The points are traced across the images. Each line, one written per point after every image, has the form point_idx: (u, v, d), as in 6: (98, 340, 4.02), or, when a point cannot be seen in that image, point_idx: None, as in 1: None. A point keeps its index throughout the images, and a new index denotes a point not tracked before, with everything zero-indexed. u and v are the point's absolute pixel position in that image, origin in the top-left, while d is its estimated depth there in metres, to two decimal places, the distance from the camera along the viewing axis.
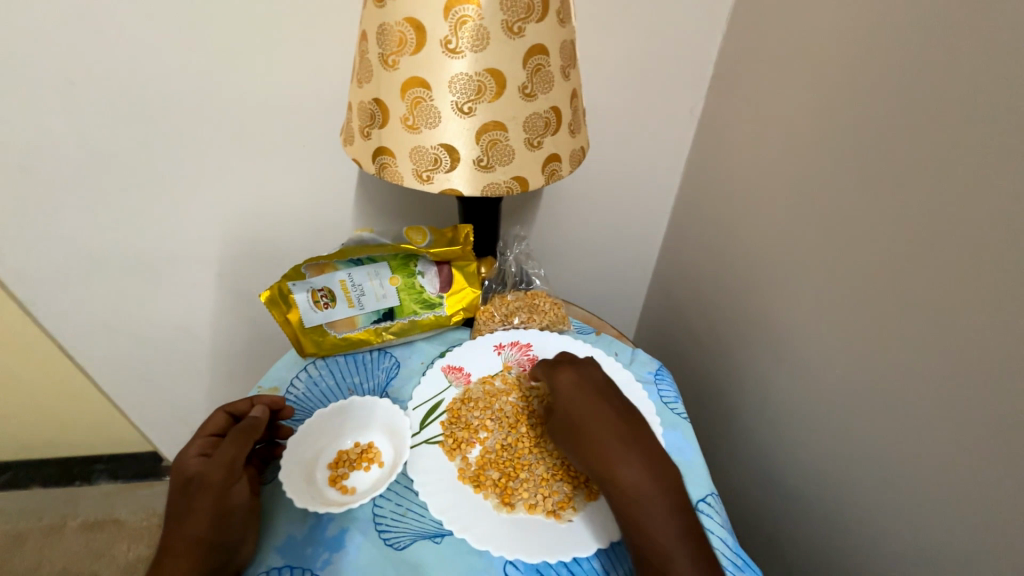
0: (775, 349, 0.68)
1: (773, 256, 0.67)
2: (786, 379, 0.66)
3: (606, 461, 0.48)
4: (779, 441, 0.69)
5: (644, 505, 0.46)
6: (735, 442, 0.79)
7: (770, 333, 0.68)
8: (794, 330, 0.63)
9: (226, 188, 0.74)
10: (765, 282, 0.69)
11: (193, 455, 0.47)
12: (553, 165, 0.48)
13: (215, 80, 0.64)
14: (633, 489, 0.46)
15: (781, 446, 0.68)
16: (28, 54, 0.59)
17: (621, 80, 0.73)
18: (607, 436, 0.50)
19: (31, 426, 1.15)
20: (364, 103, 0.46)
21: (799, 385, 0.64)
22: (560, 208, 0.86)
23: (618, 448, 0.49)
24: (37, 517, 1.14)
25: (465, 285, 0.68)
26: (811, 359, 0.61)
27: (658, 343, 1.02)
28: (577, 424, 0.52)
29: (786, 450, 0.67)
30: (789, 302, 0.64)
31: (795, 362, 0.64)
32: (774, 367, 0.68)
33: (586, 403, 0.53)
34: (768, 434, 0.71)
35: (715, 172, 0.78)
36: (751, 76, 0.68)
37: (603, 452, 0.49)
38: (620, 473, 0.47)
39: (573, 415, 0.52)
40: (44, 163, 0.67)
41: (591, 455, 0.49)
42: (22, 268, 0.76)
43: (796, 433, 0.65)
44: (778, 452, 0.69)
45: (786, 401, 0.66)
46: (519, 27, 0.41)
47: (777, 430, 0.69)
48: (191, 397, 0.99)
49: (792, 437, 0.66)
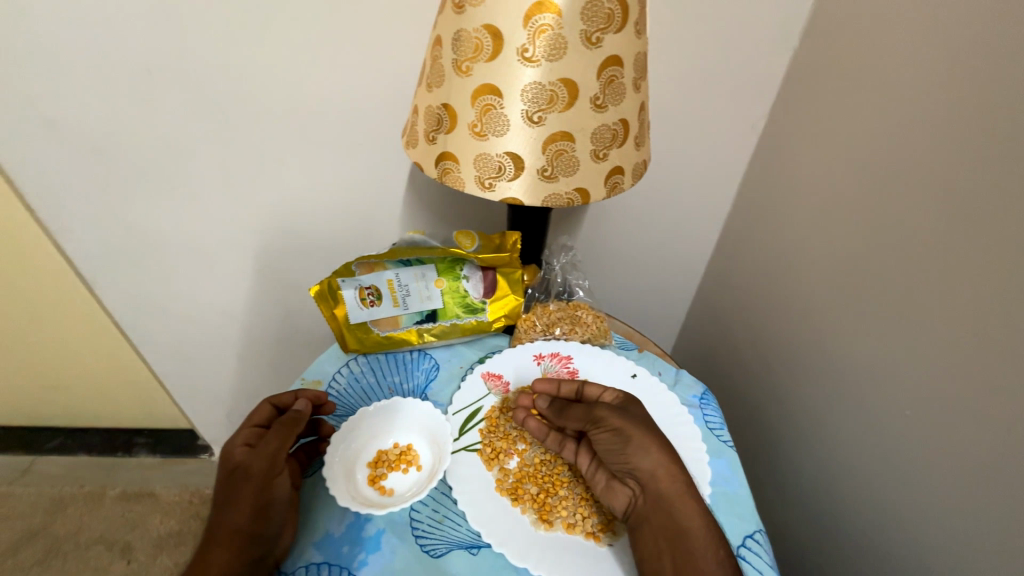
0: (836, 384, 0.64)
1: (838, 284, 0.63)
2: (846, 415, 0.62)
3: (663, 478, 0.48)
4: (834, 482, 0.64)
5: (696, 528, 0.45)
6: (784, 475, 0.75)
7: (830, 366, 0.64)
8: (859, 365, 0.60)
9: (284, 183, 0.76)
10: (826, 311, 0.65)
11: (238, 444, 0.47)
12: (616, 178, 0.47)
13: (280, 78, 0.66)
14: (685, 509, 0.46)
15: (837, 486, 0.64)
16: (108, 46, 0.61)
17: (680, 95, 0.71)
18: (659, 458, 0.48)
19: (77, 402, 1.20)
20: (431, 108, 0.46)
21: (861, 423, 0.60)
22: (608, 219, 0.84)
23: (674, 466, 0.48)
24: (79, 484, 1.22)
25: (508, 292, 0.68)
26: (877, 398, 0.57)
27: (699, 362, 0.99)
28: (636, 434, 0.49)
29: (843, 491, 0.63)
30: (853, 336, 0.60)
31: (857, 399, 0.60)
32: (832, 401, 0.64)
33: (638, 414, 0.52)
34: (820, 468, 0.67)
35: (773, 192, 0.75)
36: (824, 95, 0.65)
37: (659, 469, 0.48)
38: (676, 493, 0.47)
39: (627, 426, 0.50)
40: (119, 150, 0.70)
41: (648, 467, 0.48)
42: (94, 248, 0.80)
43: (855, 475, 0.61)
44: (832, 492, 0.65)
45: (845, 438, 0.62)
46: (597, 37, 0.40)
47: (832, 470, 0.65)
48: (231, 381, 1.03)
49: (849, 476, 0.62)
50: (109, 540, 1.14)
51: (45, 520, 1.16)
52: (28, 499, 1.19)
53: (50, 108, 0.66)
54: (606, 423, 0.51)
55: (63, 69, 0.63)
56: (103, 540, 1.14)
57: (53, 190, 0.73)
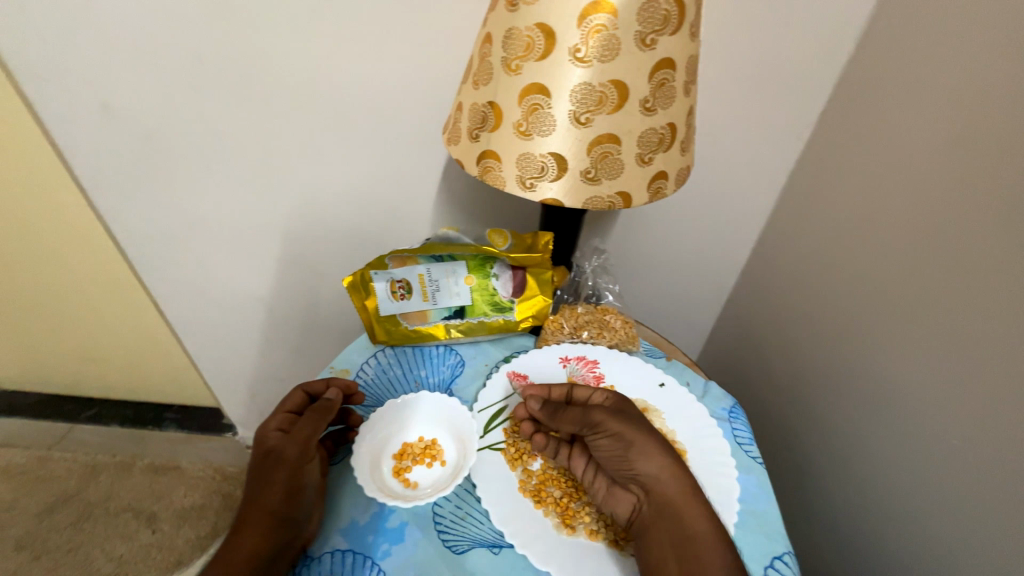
0: (879, 409, 0.61)
1: (887, 305, 0.59)
2: (888, 443, 0.59)
3: (667, 482, 0.49)
4: (871, 509, 0.62)
5: (703, 531, 0.46)
6: (814, 498, 0.72)
7: (874, 390, 0.61)
8: (909, 393, 0.56)
9: (323, 172, 0.75)
10: (873, 332, 0.62)
11: (273, 429, 0.50)
12: (659, 183, 0.46)
13: (327, 68, 0.65)
14: (691, 512, 0.47)
15: (877, 514, 0.61)
16: (158, 29, 0.61)
17: (729, 99, 0.68)
18: (662, 460, 0.50)
19: (114, 375, 1.24)
20: (476, 105, 0.46)
21: (906, 452, 0.57)
22: (642, 224, 0.83)
23: (677, 468, 0.50)
24: (111, 453, 1.28)
25: (537, 292, 0.68)
26: (929, 428, 0.54)
27: (727, 373, 0.97)
28: (637, 438, 0.51)
29: (880, 519, 0.60)
30: (904, 360, 0.57)
31: (905, 428, 0.57)
32: (874, 426, 0.61)
33: (637, 417, 0.53)
34: (851, 493, 0.65)
35: (817, 206, 0.72)
36: (884, 105, 0.61)
37: (662, 471, 0.49)
38: (681, 497, 0.48)
39: (630, 429, 0.51)
40: (162, 134, 0.70)
41: (652, 471, 0.49)
42: (134, 229, 0.81)
43: (896, 505, 0.58)
44: (868, 520, 0.62)
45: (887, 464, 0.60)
46: (651, 39, 0.39)
47: (870, 497, 0.62)
48: (260, 364, 1.05)
49: (887, 505, 0.59)
50: (136, 509, 1.19)
51: (78, 486, 1.22)
52: (64, 464, 1.25)
53: (111, 94, 0.66)
54: (606, 426, 0.51)
55: (109, 50, 0.62)
56: (131, 508, 1.19)
57: (102, 173, 0.73)
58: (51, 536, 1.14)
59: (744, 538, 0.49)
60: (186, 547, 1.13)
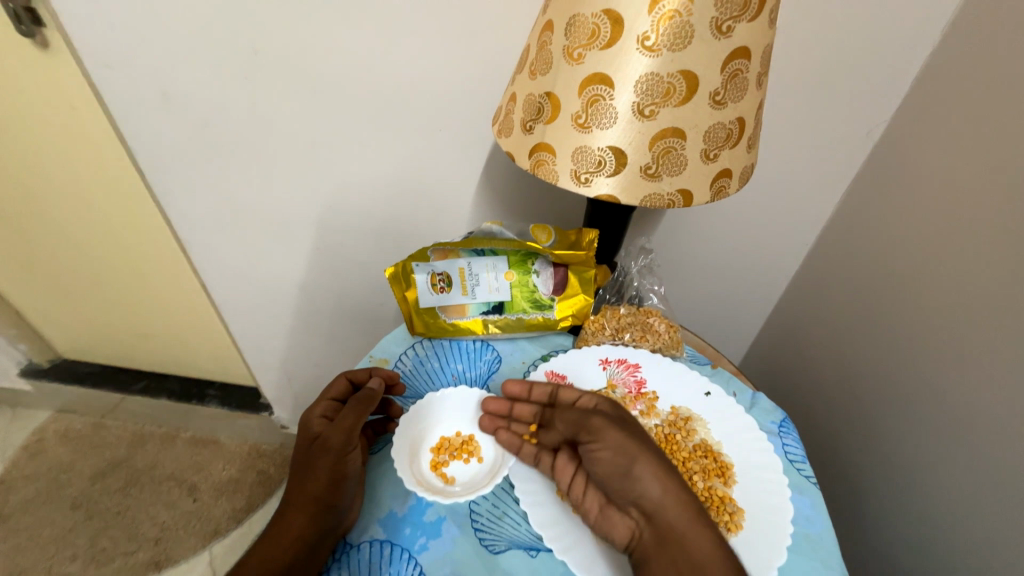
0: (953, 427, 0.57)
1: (968, 317, 0.56)
2: (963, 463, 0.55)
3: (670, 503, 0.45)
4: (939, 533, 0.58)
5: (710, 559, 0.42)
6: (874, 517, 0.69)
7: (946, 405, 0.58)
8: (987, 411, 0.53)
9: (370, 164, 0.75)
10: (950, 346, 0.58)
11: (318, 416, 0.51)
12: (723, 181, 0.44)
13: (377, 59, 0.64)
14: (697, 537, 0.43)
15: (947, 545, 0.57)
16: (217, 20, 0.62)
17: (793, 95, 0.65)
18: (661, 477, 0.46)
19: (164, 351, 1.30)
20: (531, 96, 0.44)
21: (982, 474, 0.53)
22: (691, 224, 0.79)
23: (678, 487, 0.46)
24: (157, 424, 1.35)
25: (579, 291, 0.66)
26: (1011, 451, 0.50)
27: (783, 383, 0.92)
28: (636, 452, 0.47)
29: (948, 543, 0.57)
30: (984, 376, 0.53)
31: (984, 450, 0.53)
32: (946, 445, 0.57)
33: (635, 428, 0.49)
34: (922, 520, 0.61)
35: (894, 210, 0.67)
36: (972, 102, 0.56)
37: (662, 490, 0.45)
38: (685, 520, 0.44)
39: (628, 441, 0.47)
40: (218, 123, 0.71)
41: (652, 490, 0.45)
42: (189, 215, 0.84)
43: (967, 529, 0.54)
44: (935, 544, 0.59)
45: (962, 494, 0.55)
46: (728, 26, 0.37)
47: (937, 519, 0.58)
48: (301, 349, 1.08)
49: (959, 529, 0.56)
50: (179, 477, 1.26)
51: (128, 452, 1.30)
52: (117, 431, 1.34)
53: (169, 83, 0.67)
54: (604, 437, 0.48)
55: (172, 41, 0.64)
56: (174, 477, 1.26)
57: (161, 158, 0.76)
58: (102, 498, 1.21)
59: (796, 563, 0.46)
60: (222, 519, 1.19)
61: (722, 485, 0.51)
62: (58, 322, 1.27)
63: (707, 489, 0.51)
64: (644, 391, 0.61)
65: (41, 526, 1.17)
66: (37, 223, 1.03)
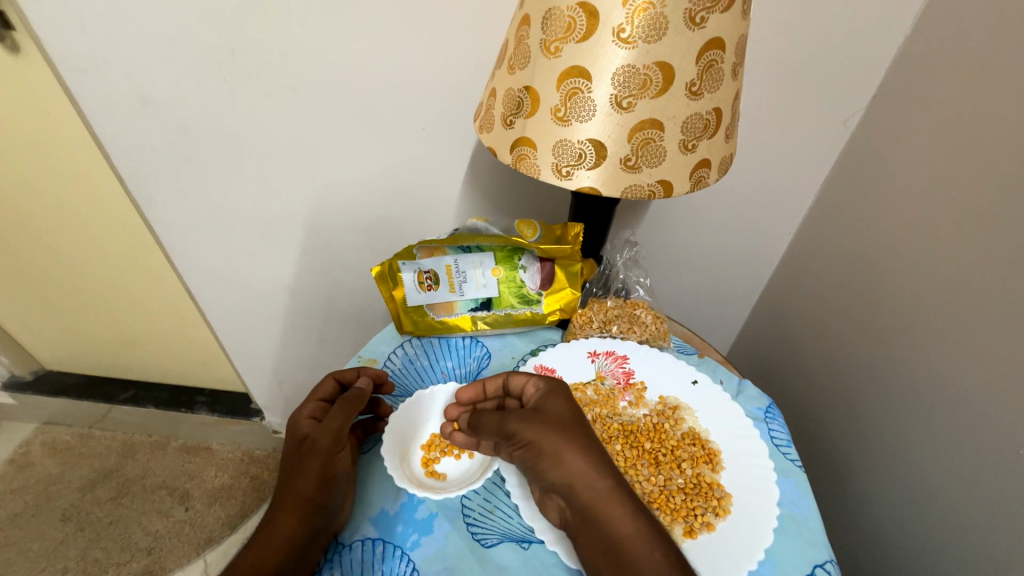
0: (932, 407, 0.58)
1: (947, 300, 0.57)
2: (941, 441, 0.57)
3: (586, 489, 0.44)
4: (923, 512, 0.60)
5: (629, 537, 0.42)
6: (859, 497, 0.70)
7: (926, 386, 0.59)
8: (964, 391, 0.54)
9: (355, 165, 0.75)
10: (928, 328, 0.59)
11: (305, 416, 0.51)
12: (701, 171, 0.44)
13: (357, 58, 0.64)
14: (615, 519, 0.43)
15: (929, 523, 0.59)
16: (193, 21, 0.61)
17: (773, 85, 0.65)
18: (580, 462, 0.45)
19: (151, 358, 1.28)
20: (511, 91, 0.44)
21: (960, 451, 0.55)
22: (675, 216, 0.80)
23: (595, 472, 0.44)
24: (147, 433, 1.34)
25: (565, 285, 0.66)
26: (986, 427, 0.52)
27: (770, 371, 0.93)
28: (549, 443, 0.45)
29: (931, 520, 0.58)
30: (963, 357, 0.54)
31: (961, 429, 0.55)
32: (926, 425, 0.59)
33: (552, 415, 0.48)
34: (905, 499, 0.62)
35: (872, 198, 0.69)
36: (947, 88, 0.58)
37: (578, 477, 0.44)
38: (603, 504, 0.43)
39: (541, 431, 0.46)
40: (199, 126, 0.70)
41: (566, 480, 0.44)
42: (172, 221, 0.83)
43: (946, 505, 0.56)
44: (918, 521, 0.60)
45: (943, 473, 0.57)
46: (702, 17, 0.37)
47: (918, 496, 0.60)
48: (290, 353, 1.07)
49: (939, 507, 0.57)
50: (170, 486, 1.24)
51: (117, 462, 1.28)
52: (105, 442, 1.32)
53: (147, 86, 0.66)
54: (518, 431, 0.47)
55: (146, 42, 0.62)
56: (165, 486, 1.24)
57: (141, 163, 0.74)
58: (93, 509, 1.19)
59: (783, 543, 0.47)
60: (217, 526, 1.18)
61: (710, 472, 0.52)
62: (39, 332, 1.24)
63: (696, 476, 0.52)
64: (632, 382, 0.61)
65: (28, 541, 1.14)
66: (14, 231, 1.00)
